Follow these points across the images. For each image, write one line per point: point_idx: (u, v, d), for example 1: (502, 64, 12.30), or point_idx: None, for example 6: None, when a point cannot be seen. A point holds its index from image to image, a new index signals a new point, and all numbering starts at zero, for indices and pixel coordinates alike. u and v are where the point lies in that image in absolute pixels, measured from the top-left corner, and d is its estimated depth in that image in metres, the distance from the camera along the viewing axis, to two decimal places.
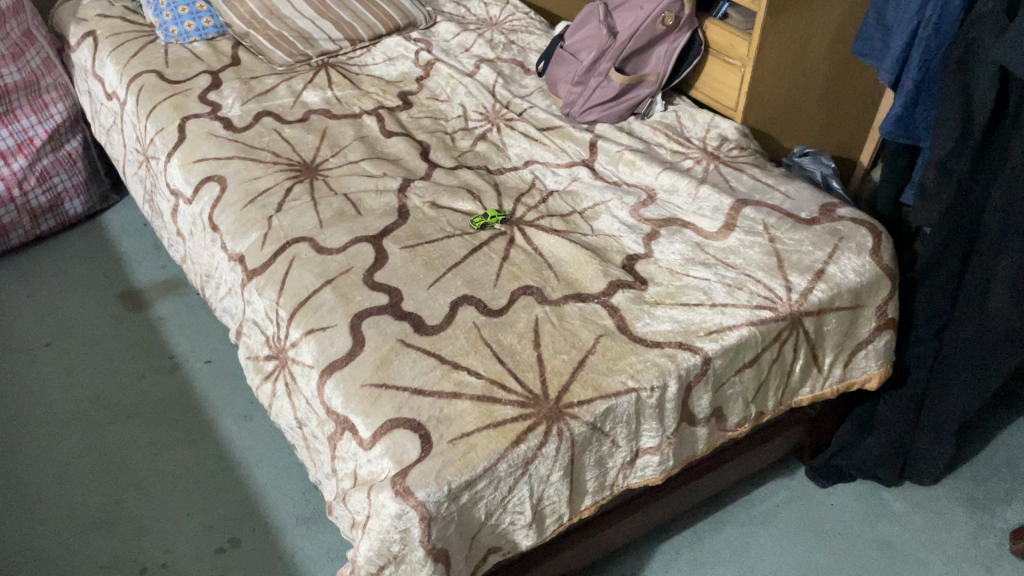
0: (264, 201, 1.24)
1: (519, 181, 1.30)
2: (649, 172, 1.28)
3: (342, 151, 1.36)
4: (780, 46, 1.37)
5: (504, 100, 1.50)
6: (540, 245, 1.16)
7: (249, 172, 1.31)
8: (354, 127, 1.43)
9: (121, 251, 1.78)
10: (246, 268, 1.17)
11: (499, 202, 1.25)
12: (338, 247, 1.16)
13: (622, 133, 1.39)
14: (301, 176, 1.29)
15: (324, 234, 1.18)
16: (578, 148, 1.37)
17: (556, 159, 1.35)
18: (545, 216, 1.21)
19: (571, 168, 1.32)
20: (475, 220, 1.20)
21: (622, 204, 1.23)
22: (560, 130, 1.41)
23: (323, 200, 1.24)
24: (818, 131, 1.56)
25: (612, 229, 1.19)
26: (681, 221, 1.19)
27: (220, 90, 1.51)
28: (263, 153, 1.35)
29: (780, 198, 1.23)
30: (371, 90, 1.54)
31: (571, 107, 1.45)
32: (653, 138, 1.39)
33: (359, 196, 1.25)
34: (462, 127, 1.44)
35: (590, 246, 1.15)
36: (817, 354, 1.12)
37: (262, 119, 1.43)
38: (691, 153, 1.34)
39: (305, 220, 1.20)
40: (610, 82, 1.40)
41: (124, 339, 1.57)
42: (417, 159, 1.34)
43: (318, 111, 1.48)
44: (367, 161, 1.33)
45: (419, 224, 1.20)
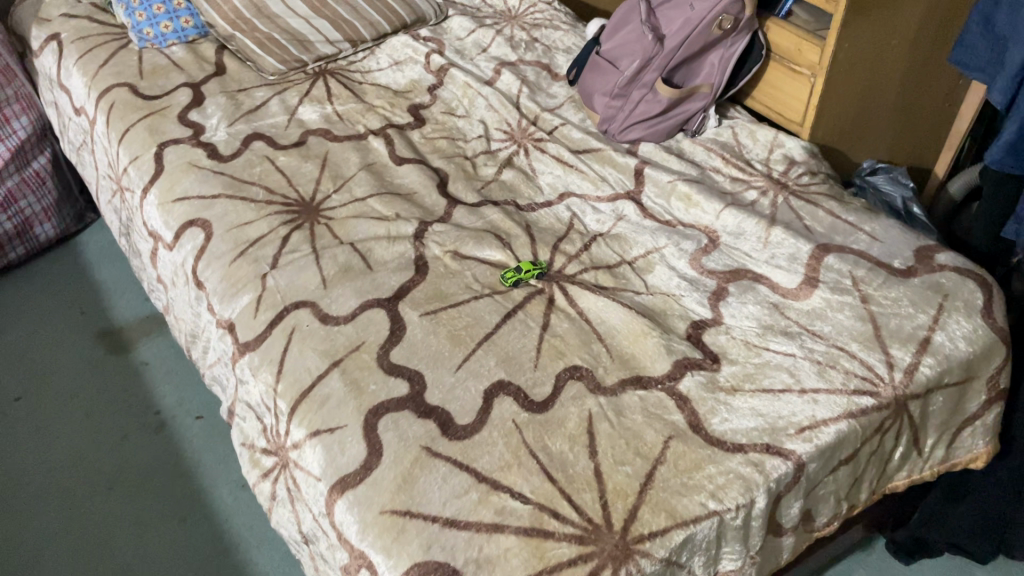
0: (256, 254, 1.05)
1: (555, 220, 1.11)
2: (708, 209, 1.09)
3: (346, 185, 1.17)
4: (857, 52, 1.17)
5: (531, 115, 1.30)
6: (586, 308, 0.97)
7: (238, 215, 1.11)
8: (359, 152, 1.23)
9: (100, 281, 1.59)
10: (237, 340, 0.99)
11: (533, 249, 1.06)
12: (346, 314, 0.97)
13: (672, 157, 1.19)
14: (299, 220, 1.10)
15: (329, 297, 0.99)
16: (620, 175, 1.17)
17: (596, 190, 1.16)
18: (589, 268, 1.02)
19: (615, 203, 1.13)
20: (505, 275, 1.01)
21: (680, 251, 1.04)
22: (598, 153, 1.21)
23: (326, 251, 1.05)
24: (890, 141, 1.36)
25: (670, 285, 1.00)
26: (751, 274, 1.00)
27: (204, 107, 1.31)
28: (254, 189, 1.16)
29: (867, 241, 1.04)
30: (377, 103, 1.34)
31: (609, 123, 1.25)
32: (708, 162, 1.19)
33: (368, 245, 1.06)
34: (484, 149, 1.25)
35: (646, 310, 0.96)
36: (919, 437, 0.94)
37: (252, 144, 1.24)
38: (755, 181, 1.15)
39: (306, 279, 1.02)
40: (656, 96, 1.20)
41: (105, 390, 1.39)
42: (434, 194, 1.15)
43: (317, 132, 1.28)
44: (375, 198, 1.14)
45: (440, 281, 1.01)
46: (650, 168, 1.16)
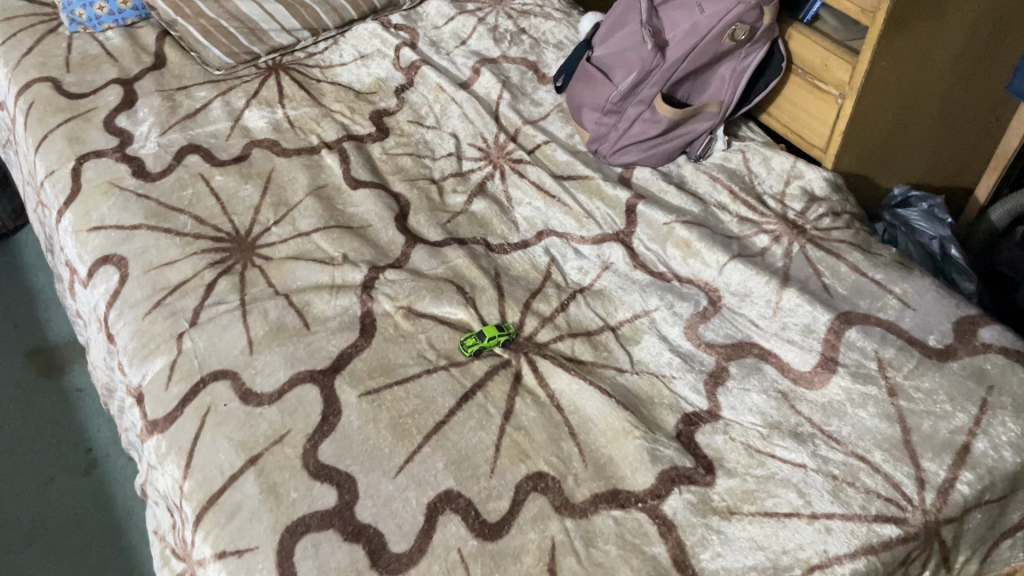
0: (174, 306, 0.89)
1: (530, 267, 0.95)
2: (710, 261, 0.92)
3: (289, 214, 1.00)
4: (895, 70, 0.98)
5: (511, 128, 1.13)
6: (557, 390, 0.81)
7: (159, 252, 0.95)
8: (309, 170, 1.06)
9: (37, 290, 1.44)
10: (145, 415, 0.83)
11: (502, 306, 0.89)
12: (273, 391, 0.82)
13: (671, 189, 1.02)
14: (229, 261, 0.94)
15: (253, 367, 0.84)
16: (609, 211, 1.00)
17: (580, 229, 0.99)
18: (565, 335, 0.86)
19: (601, 247, 0.96)
20: (466, 340, 0.85)
21: (673, 316, 0.87)
22: (585, 180, 1.04)
23: (256, 305, 0.89)
24: (926, 164, 1.18)
25: (659, 362, 0.84)
26: (757, 350, 0.84)
27: (134, 111, 1.14)
28: (182, 218, 0.99)
29: (897, 309, 0.88)
30: (335, 108, 1.17)
31: (599, 143, 1.08)
32: (713, 196, 1.02)
33: (306, 298, 0.90)
34: (454, 170, 1.07)
35: (629, 397, 0.80)
36: (949, 557, 0.76)
37: (186, 159, 1.07)
38: (767, 224, 0.98)
39: (229, 342, 0.86)
40: (654, 115, 1.02)
41: (30, 421, 1.25)
42: (391, 228, 0.99)
43: (263, 142, 1.11)
44: (321, 233, 0.98)
45: (389, 348, 0.86)
46: (644, 204, 0.99)
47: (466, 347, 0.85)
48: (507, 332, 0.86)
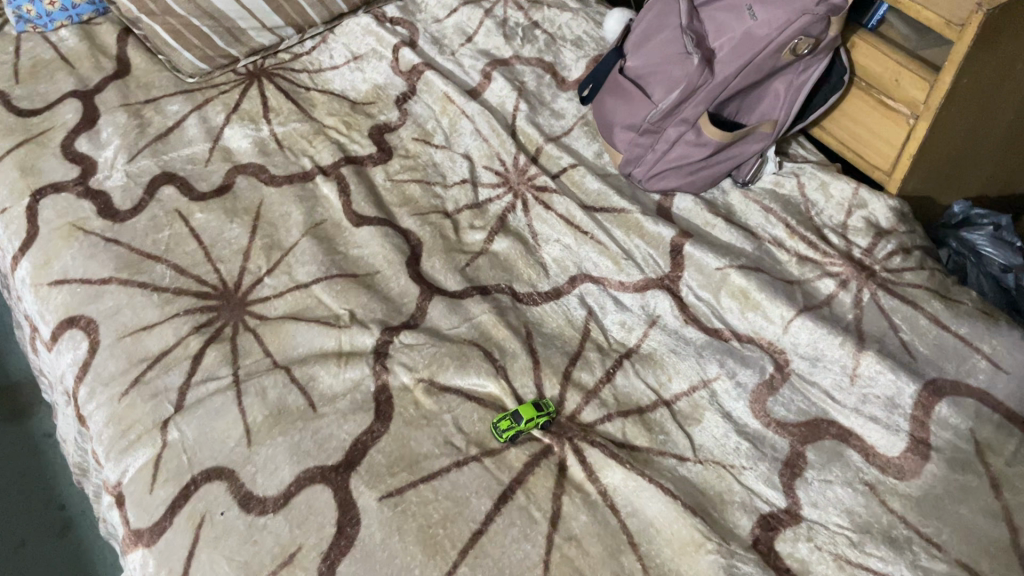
0: (156, 385, 0.77)
1: (565, 324, 0.83)
2: (773, 316, 0.81)
3: (283, 260, 0.87)
4: (977, 89, 0.85)
5: (531, 147, 1.00)
6: (610, 486, 0.70)
7: (133, 315, 0.82)
8: (303, 203, 0.93)
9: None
10: (127, 523, 0.71)
11: (537, 377, 0.78)
12: (277, 494, 0.70)
13: (719, 223, 0.90)
14: (217, 323, 0.81)
15: (253, 464, 0.72)
16: (651, 251, 0.88)
17: (619, 273, 0.86)
18: (614, 414, 0.75)
19: (645, 295, 0.84)
20: (499, 421, 0.73)
21: (737, 388, 0.76)
22: (620, 213, 0.91)
23: (251, 383, 0.76)
24: (993, 180, 1.05)
25: (724, 448, 0.72)
26: (836, 430, 0.74)
27: (97, 131, 0.99)
28: (159, 269, 0.86)
29: (990, 373, 0.76)
30: (328, 122, 1.02)
31: (634, 165, 0.95)
32: (765, 230, 0.90)
33: (309, 371, 0.78)
34: (470, 201, 0.94)
35: (694, 496, 0.69)
36: None
37: (160, 192, 0.93)
38: (831, 265, 0.86)
39: (222, 430, 0.74)
40: (699, 137, 0.89)
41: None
42: (402, 277, 0.86)
43: (248, 168, 0.97)
44: (323, 284, 0.85)
45: (409, 433, 0.74)
46: (692, 243, 0.86)
47: (500, 430, 0.73)
48: (546, 410, 0.74)
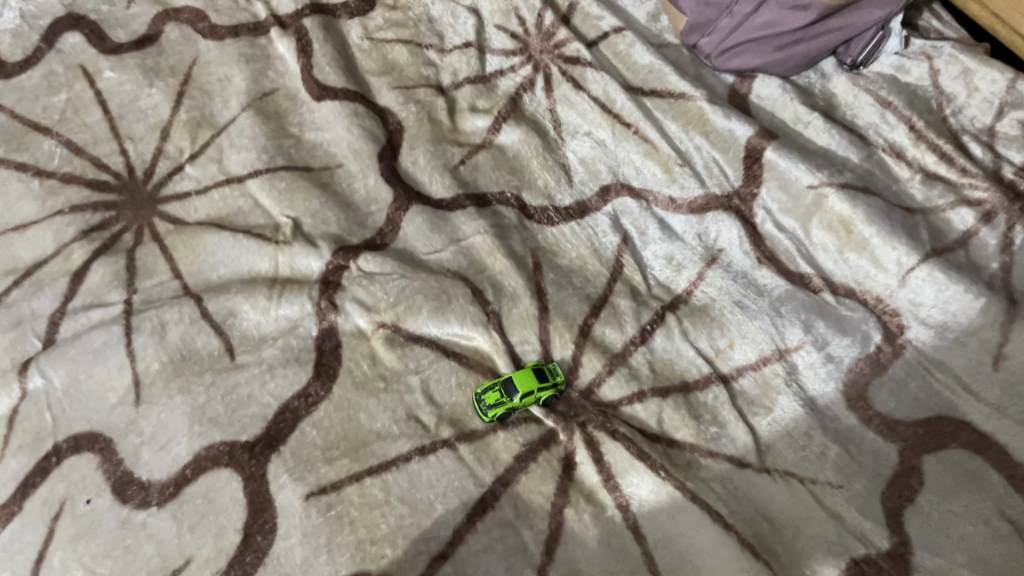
0: (21, 309, 0.56)
1: (589, 255, 0.60)
2: (886, 261, 0.56)
3: (214, 141, 0.64)
4: None
5: (562, 3, 0.74)
6: (633, 499, 0.49)
7: (2, 208, 0.60)
8: (248, 63, 0.69)
9: None
10: None
11: (543, 330, 0.56)
12: (166, 479, 0.50)
13: (815, 120, 0.64)
14: (115, 227, 0.60)
15: (138, 432, 0.52)
16: (717, 155, 0.63)
17: (670, 186, 0.62)
18: (648, 392, 0.53)
19: (704, 219, 0.61)
20: (487, 394, 0.51)
21: (827, 364, 0.53)
22: (678, 98, 0.65)
23: (147, 316, 0.55)
24: None
25: (802, 453, 0.51)
26: (969, 435, 0.51)
27: None
28: (45, 145, 0.64)
29: None
30: None
31: (700, 34, 0.68)
32: (879, 132, 0.64)
33: (228, 303, 0.56)
34: (474, 73, 0.70)
35: (754, 525, 0.48)
36: None
37: (62, 40, 0.69)
38: (972, 190, 0.60)
39: (102, 381, 0.53)
40: None
41: None
42: (371, 175, 0.63)
43: (182, 12, 0.72)
44: (263, 179, 0.62)
45: (359, 401, 0.53)
46: (775, 148, 0.61)
47: (486, 408, 0.51)
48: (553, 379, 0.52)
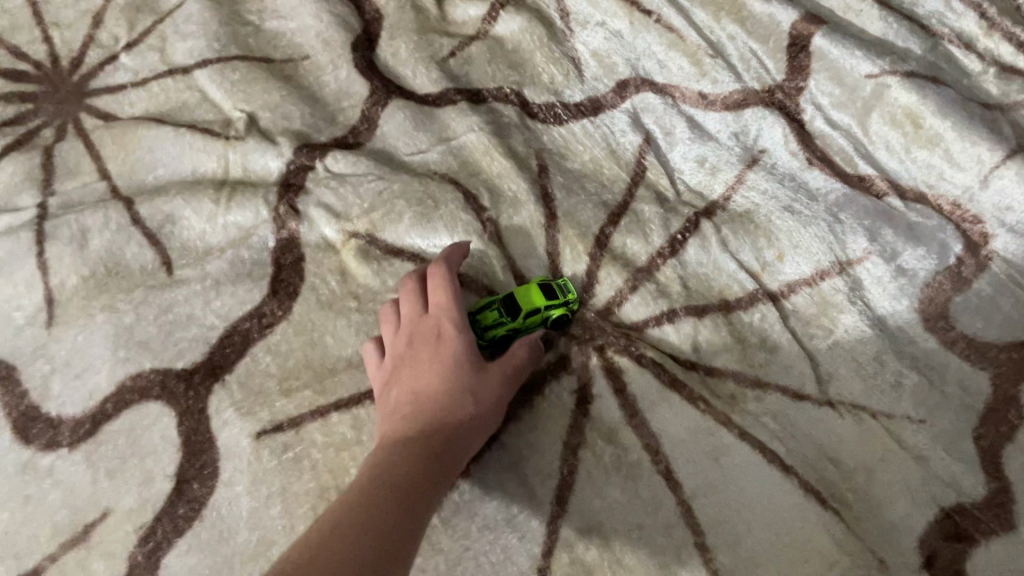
0: None
1: (603, 157, 0.50)
2: (964, 161, 0.47)
3: (156, 28, 0.54)
4: None
5: None
6: (664, 439, 0.39)
7: None
8: None
9: None
10: None
11: (552, 241, 0.46)
12: (80, 415, 0.40)
13: (868, 7, 0.54)
14: (32, 122, 0.49)
15: (48, 359, 0.42)
16: (754, 45, 0.53)
17: (701, 80, 0.52)
18: (681, 311, 0.43)
19: (741, 115, 0.51)
20: (480, 314, 0.41)
21: (898, 278, 0.44)
22: None
23: (66, 222, 0.45)
24: None
25: (873, 383, 0.41)
26: None
27: None
28: None
29: None
30: None
31: None
32: (944, 21, 0.54)
33: (165, 207, 0.46)
34: None
35: (817, 468, 0.39)
36: None
37: None
38: None
39: (8, 299, 0.43)
40: None
41: None
42: (342, 67, 0.53)
43: None
44: (212, 69, 0.52)
45: (325, 323, 0.43)
46: (825, 34, 0.51)
47: (480, 330, 0.41)
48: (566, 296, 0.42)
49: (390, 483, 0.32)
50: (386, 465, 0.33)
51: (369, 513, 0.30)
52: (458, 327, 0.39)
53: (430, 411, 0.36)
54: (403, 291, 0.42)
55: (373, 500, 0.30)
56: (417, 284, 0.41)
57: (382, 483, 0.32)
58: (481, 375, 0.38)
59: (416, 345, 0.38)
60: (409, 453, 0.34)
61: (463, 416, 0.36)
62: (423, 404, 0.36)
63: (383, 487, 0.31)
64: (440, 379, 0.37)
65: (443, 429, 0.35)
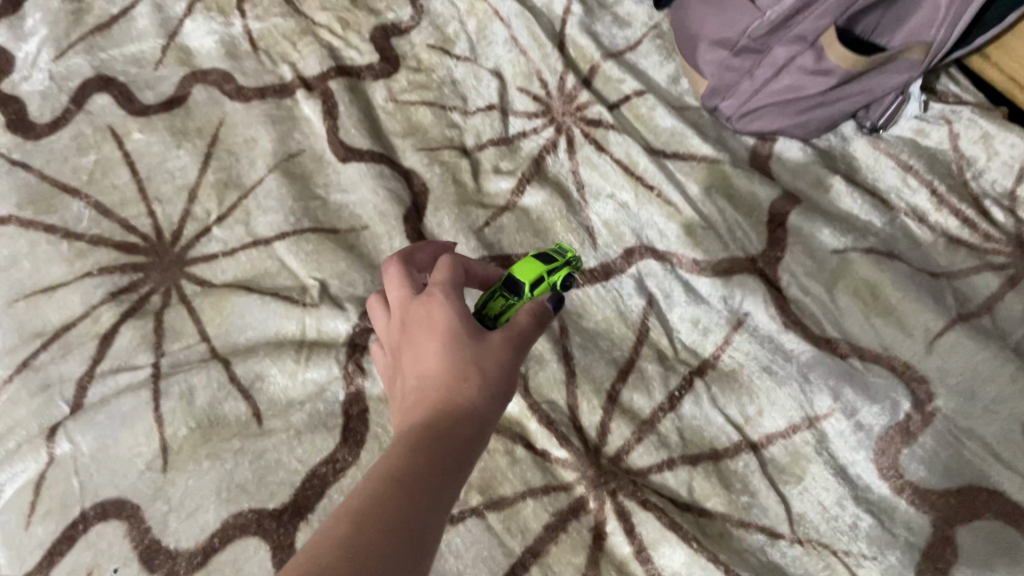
0: (49, 374, 0.56)
1: (614, 318, 0.60)
2: (913, 326, 0.57)
3: (241, 203, 0.65)
4: None
5: (583, 64, 0.74)
6: (665, 571, 0.49)
7: (32, 271, 0.61)
8: (275, 126, 0.70)
9: None
10: None
11: (570, 395, 0.55)
12: (193, 548, 0.50)
13: (837, 183, 0.65)
14: (142, 289, 0.60)
15: (165, 500, 0.51)
16: (739, 218, 0.64)
17: (694, 248, 0.62)
18: (677, 460, 0.53)
19: (729, 282, 0.61)
20: (486, 307, 0.45)
21: (857, 432, 0.53)
22: (701, 161, 0.67)
23: (175, 381, 0.56)
24: None
25: (834, 523, 0.50)
26: (1001, 506, 0.50)
27: (21, 17, 0.76)
28: (75, 208, 0.64)
29: None
30: (320, 19, 0.78)
31: (722, 97, 0.70)
32: (901, 195, 0.65)
33: (256, 367, 0.57)
34: (497, 134, 0.71)
35: None
36: None
37: (92, 103, 0.70)
38: (995, 253, 0.61)
39: (130, 446, 0.53)
40: (819, 62, 0.62)
41: None
42: (397, 237, 0.64)
43: (209, 74, 0.73)
44: (289, 241, 0.63)
45: None
46: (799, 213, 0.63)
47: (492, 318, 0.45)
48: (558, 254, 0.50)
49: (411, 458, 0.35)
50: (403, 442, 0.36)
51: (395, 483, 0.33)
52: (449, 300, 0.42)
53: (435, 384, 0.39)
54: (392, 279, 0.45)
55: (397, 476, 0.34)
56: (401, 271, 0.45)
57: (405, 459, 0.35)
58: (480, 341, 0.40)
59: (415, 321, 0.42)
60: (427, 428, 0.37)
61: (471, 383, 0.39)
62: (429, 382, 0.39)
63: (407, 465, 0.35)
64: (442, 349, 0.40)
65: (450, 401, 0.38)
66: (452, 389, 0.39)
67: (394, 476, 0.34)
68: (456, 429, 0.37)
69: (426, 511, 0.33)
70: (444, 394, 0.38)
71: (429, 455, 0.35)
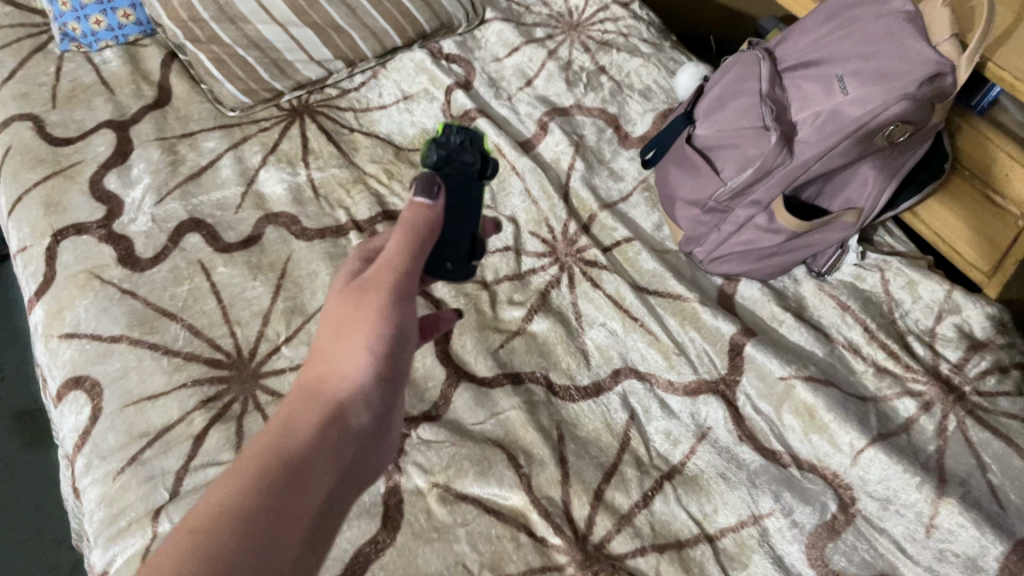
0: (153, 466, 0.71)
1: (603, 428, 0.74)
2: (841, 443, 0.71)
3: (304, 326, 0.81)
4: None
5: (583, 213, 0.91)
6: None
7: (139, 381, 0.76)
8: (332, 262, 0.86)
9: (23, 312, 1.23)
10: None
11: (565, 492, 0.69)
12: None
13: (788, 319, 0.80)
14: (226, 397, 0.76)
15: None
16: (707, 347, 0.78)
17: (669, 371, 0.77)
18: (648, 548, 0.66)
19: (695, 401, 0.75)
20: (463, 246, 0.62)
21: (792, 528, 0.66)
22: (675, 298, 0.82)
23: None
24: None
25: None
26: None
27: (128, 167, 0.93)
28: (172, 328, 0.80)
29: None
30: (370, 170, 0.97)
31: (695, 244, 0.85)
32: (840, 331, 0.80)
33: None
34: (513, 270, 0.86)
35: None
36: None
37: (185, 240, 0.87)
38: (913, 382, 0.75)
39: None
40: (771, 222, 0.79)
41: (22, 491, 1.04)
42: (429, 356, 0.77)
43: (279, 218, 0.90)
44: None
45: (418, 549, 0.65)
46: (754, 343, 0.77)
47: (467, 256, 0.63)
48: (478, 150, 0.59)
49: (272, 443, 0.45)
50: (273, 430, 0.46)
51: (248, 475, 0.42)
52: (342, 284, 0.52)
53: (318, 372, 0.49)
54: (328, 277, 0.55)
55: (253, 460, 0.44)
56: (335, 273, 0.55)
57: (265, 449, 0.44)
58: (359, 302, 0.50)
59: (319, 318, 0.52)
60: (294, 415, 0.47)
61: (342, 362, 0.48)
62: (314, 376, 0.49)
63: (265, 450, 0.44)
64: (327, 330, 0.50)
65: (325, 385, 0.48)
66: (327, 376, 0.48)
67: (251, 460, 0.44)
68: (318, 404, 0.47)
69: (278, 482, 0.42)
70: (322, 372, 0.48)
71: (298, 442, 0.45)
